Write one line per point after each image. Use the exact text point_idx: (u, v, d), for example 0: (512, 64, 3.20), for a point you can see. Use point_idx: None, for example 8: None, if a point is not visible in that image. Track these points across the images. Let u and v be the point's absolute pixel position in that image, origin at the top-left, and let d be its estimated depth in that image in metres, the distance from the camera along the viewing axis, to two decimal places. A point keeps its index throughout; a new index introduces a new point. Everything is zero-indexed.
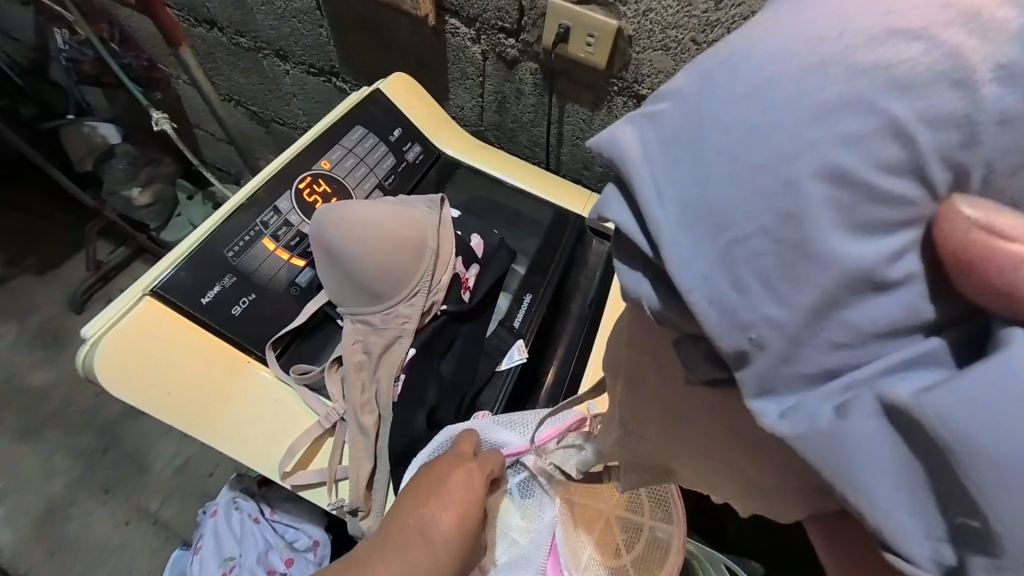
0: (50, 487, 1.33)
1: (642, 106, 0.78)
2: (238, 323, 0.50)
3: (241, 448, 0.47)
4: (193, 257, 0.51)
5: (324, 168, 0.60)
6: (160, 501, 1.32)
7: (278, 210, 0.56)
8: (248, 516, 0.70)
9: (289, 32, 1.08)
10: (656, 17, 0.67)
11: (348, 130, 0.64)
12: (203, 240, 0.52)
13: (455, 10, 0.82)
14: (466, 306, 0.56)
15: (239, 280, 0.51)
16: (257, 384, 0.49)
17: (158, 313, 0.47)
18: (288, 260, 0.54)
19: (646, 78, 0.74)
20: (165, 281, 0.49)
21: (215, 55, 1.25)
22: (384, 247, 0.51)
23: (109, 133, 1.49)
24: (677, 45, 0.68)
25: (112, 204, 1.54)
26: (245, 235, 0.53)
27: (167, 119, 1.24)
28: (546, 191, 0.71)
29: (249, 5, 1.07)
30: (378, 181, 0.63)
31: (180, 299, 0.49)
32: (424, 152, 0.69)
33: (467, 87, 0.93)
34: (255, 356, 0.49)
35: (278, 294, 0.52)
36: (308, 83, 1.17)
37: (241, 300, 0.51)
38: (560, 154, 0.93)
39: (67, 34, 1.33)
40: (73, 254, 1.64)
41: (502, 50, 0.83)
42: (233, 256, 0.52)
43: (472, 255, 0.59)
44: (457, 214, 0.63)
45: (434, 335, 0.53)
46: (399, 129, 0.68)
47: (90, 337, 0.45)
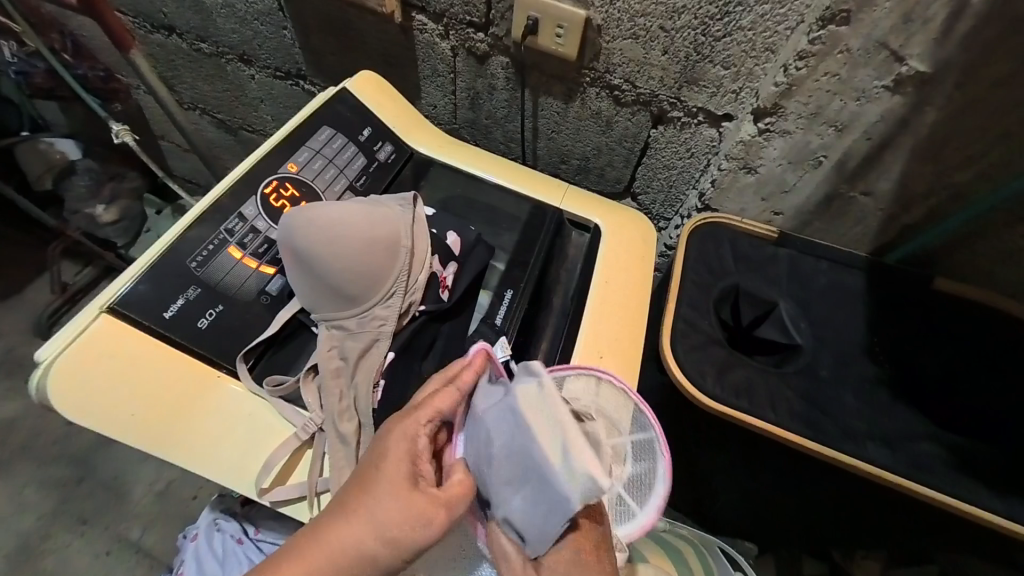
0: (21, 523, 1.26)
1: (615, 96, 0.77)
2: (206, 336, 0.47)
3: (214, 467, 0.45)
4: (153, 269, 0.48)
5: (292, 171, 0.58)
6: (141, 528, 1.27)
7: (244, 217, 0.53)
8: (231, 537, 0.67)
9: (252, 36, 1.04)
10: (623, 6, 0.66)
11: (315, 131, 0.62)
12: (164, 251, 0.49)
13: (422, 5, 0.81)
14: (445, 305, 0.54)
15: (203, 292, 0.49)
16: (229, 399, 0.47)
17: (119, 331, 0.45)
18: (257, 268, 0.51)
19: (617, 67, 0.73)
20: (125, 297, 0.46)
21: (176, 62, 1.20)
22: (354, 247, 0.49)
23: (68, 150, 1.43)
24: (646, 33, 0.67)
25: (75, 223, 1.48)
26: (209, 244, 0.51)
27: (129, 130, 1.20)
28: (522, 185, 0.70)
29: (206, 8, 1.03)
30: (349, 183, 0.61)
31: (141, 315, 0.46)
32: (396, 151, 0.68)
33: (438, 84, 0.92)
34: (227, 369, 0.47)
35: (247, 304, 0.50)
36: (275, 87, 1.14)
37: (207, 312, 0.48)
38: (536, 148, 0.92)
39: (15, 46, 1.27)
40: (36, 278, 1.57)
41: (471, 46, 0.82)
42: (197, 266, 0.50)
43: (450, 253, 0.57)
44: (432, 211, 0.61)
45: (413, 336, 0.52)
46: (369, 128, 0.66)
47: (42, 361, 0.43)
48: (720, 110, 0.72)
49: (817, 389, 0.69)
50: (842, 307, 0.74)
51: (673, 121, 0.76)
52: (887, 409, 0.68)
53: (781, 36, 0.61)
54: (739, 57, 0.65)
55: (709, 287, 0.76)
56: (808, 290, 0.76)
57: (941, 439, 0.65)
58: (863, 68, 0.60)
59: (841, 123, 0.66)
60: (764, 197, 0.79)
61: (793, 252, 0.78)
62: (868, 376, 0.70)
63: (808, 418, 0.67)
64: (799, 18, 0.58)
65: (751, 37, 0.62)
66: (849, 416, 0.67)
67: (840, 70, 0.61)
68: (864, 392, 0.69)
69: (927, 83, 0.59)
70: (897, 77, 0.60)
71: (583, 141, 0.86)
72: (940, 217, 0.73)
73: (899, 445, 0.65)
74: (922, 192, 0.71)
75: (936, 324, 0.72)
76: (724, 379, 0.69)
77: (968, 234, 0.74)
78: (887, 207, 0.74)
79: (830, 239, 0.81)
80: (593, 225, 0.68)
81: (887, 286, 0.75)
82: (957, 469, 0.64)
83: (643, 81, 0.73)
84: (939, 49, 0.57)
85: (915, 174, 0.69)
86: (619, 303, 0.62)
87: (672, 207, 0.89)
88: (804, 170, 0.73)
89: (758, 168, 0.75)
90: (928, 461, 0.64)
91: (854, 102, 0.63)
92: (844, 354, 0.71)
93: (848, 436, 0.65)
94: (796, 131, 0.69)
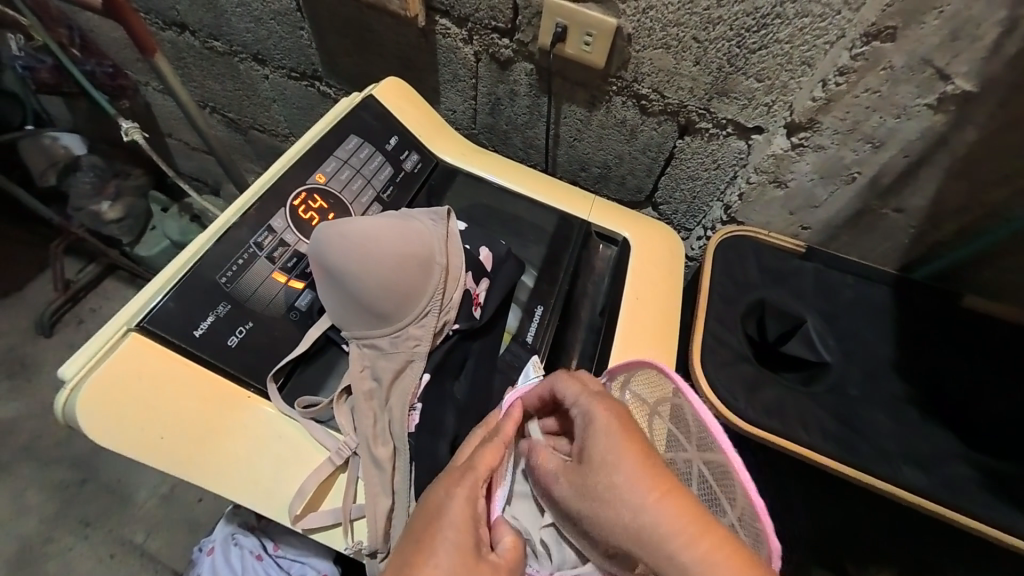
0: (24, 525, 1.24)
1: (641, 105, 0.76)
2: (236, 355, 0.46)
3: (243, 492, 0.43)
4: (181, 285, 0.47)
5: (319, 182, 0.56)
6: (145, 532, 1.25)
7: (272, 230, 0.52)
8: (249, 552, 0.66)
9: (266, 35, 1.02)
10: (656, 15, 0.64)
11: (342, 140, 0.60)
12: (190, 265, 0.48)
13: (446, 9, 0.79)
14: (477, 323, 0.53)
15: (233, 308, 0.47)
16: (260, 420, 0.45)
17: (146, 350, 0.43)
18: (286, 283, 0.50)
19: (646, 77, 0.72)
20: (152, 314, 0.45)
21: (187, 60, 1.18)
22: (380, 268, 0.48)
23: (72, 144, 1.43)
24: (678, 43, 0.66)
25: (79, 220, 1.45)
26: (238, 258, 0.49)
27: (138, 128, 1.17)
28: (549, 196, 0.68)
29: (220, 7, 1.01)
30: (377, 194, 0.60)
31: (168, 333, 0.45)
32: (422, 160, 0.66)
33: (458, 89, 0.90)
34: (256, 390, 0.46)
35: (276, 320, 0.49)
36: (289, 88, 1.12)
37: (236, 329, 0.47)
38: (556, 156, 0.91)
39: (23, 40, 1.24)
40: (39, 275, 1.54)
41: (495, 51, 0.81)
42: (226, 281, 0.48)
43: (481, 268, 0.56)
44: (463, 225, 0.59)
45: (446, 356, 0.51)
46: (395, 136, 0.65)
47: (68, 380, 0.41)
48: (750, 123, 0.70)
49: (848, 408, 0.68)
50: (871, 324, 0.73)
51: (700, 132, 0.75)
52: (919, 429, 0.67)
53: (820, 50, 0.60)
54: (773, 71, 0.63)
55: (736, 302, 0.74)
56: (837, 306, 0.75)
57: (974, 461, 0.65)
58: (905, 85, 0.60)
59: (878, 140, 0.65)
60: (792, 210, 0.78)
61: (819, 266, 0.77)
62: (899, 395, 0.69)
63: (839, 437, 0.66)
64: (840, 32, 0.58)
65: (788, 50, 0.61)
66: (880, 436, 0.66)
67: (880, 87, 0.61)
68: (895, 411, 0.68)
69: (970, 101, 0.59)
70: (940, 95, 0.59)
71: (606, 150, 0.85)
72: (973, 234, 0.72)
73: (932, 466, 0.65)
74: (957, 209, 0.70)
75: (968, 342, 0.71)
76: (755, 397, 0.68)
77: (1001, 252, 0.73)
78: (919, 223, 0.73)
79: (856, 254, 0.80)
80: (621, 239, 0.67)
81: (917, 303, 0.74)
82: (992, 492, 0.63)
83: (672, 92, 0.71)
84: (984, 68, 0.56)
85: (950, 192, 0.68)
86: (651, 320, 0.61)
87: (695, 218, 0.87)
88: (835, 185, 0.72)
89: (787, 182, 0.74)
90: (962, 484, 0.63)
91: (893, 119, 0.63)
92: (874, 372, 0.71)
93: (880, 457, 0.65)
94: (830, 145, 0.68)
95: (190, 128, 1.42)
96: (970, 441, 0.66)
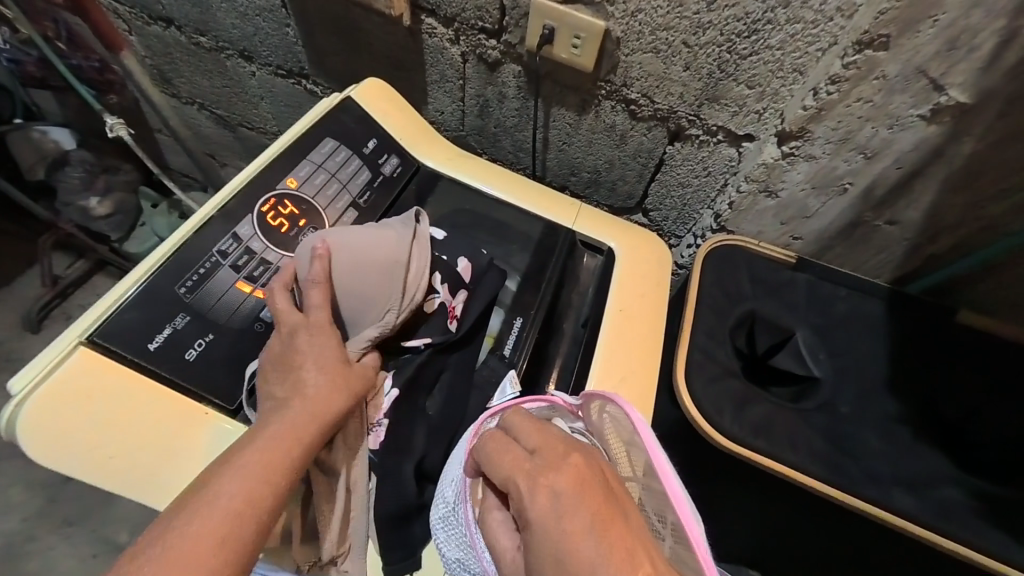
0: (5, 524, 1.23)
1: (631, 110, 0.74)
2: (196, 369, 0.44)
3: None
4: (141, 296, 0.45)
5: (291, 187, 0.54)
6: (129, 532, 1.24)
7: (239, 237, 0.50)
8: None
9: (253, 32, 1.00)
10: (645, 18, 0.62)
11: (318, 143, 0.58)
12: (150, 275, 0.46)
13: (432, 8, 0.77)
14: (453, 336, 0.52)
15: (192, 319, 0.45)
16: (217, 439, 0.43)
17: (98, 366, 0.42)
18: (251, 293, 0.48)
19: (635, 81, 0.70)
20: (106, 327, 0.43)
21: (174, 56, 1.16)
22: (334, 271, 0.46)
23: (61, 140, 1.40)
24: (668, 47, 0.64)
25: (66, 216, 1.44)
26: (200, 267, 0.47)
27: (123, 124, 1.15)
28: (531, 202, 0.66)
29: (206, 3, 0.99)
30: (352, 199, 0.57)
31: (124, 347, 0.43)
32: (402, 164, 0.64)
33: (446, 90, 0.88)
34: (215, 406, 0.44)
35: (238, 332, 0.46)
36: (277, 85, 1.10)
37: (197, 341, 0.45)
38: (546, 160, 0.89)
39: (8, 32, 1.21)
40: (26, 270, 1.53)
41: (483, 52, 0.79)
42: (186, 291, 0.46)
43: (459, 279, 0.54)
44: (444, 234, 0.58)
45: (419, 371, 0.49)
46: (374, 140, 0.63)
47: (16, 394, 0.39)
48: (741, 130, 0.68)
49: (837, 426, 0.66)
50: (863, 339, 0.72)
51: (691, 138, 0.73)
52: (909, 449, 0.65)
53: (812, 57, 0.58)
54: (765, 78, 0.61)
55: (725, 313, 0.73)
56: (828, 319, 0.73)
57: (965, 483, 0.63)
58: (900, 95, 0.58)
59: (871, 151, 0.63)
60: (784, 220, 0.76)
61: (812, 278, 0.75)
62: (890, 413, 0.67)
63: (826, 456, 0.64)
64: (832, 39, 0.56)
65: (780, 57, 0.59)
66: (868, 454, 0.65)
67: (874, 96, 0.59)
68: (885, 430, 0.66)
69: (966, 113, 0.57)
70: (935, 106, 0.57)
71: (595, 155, 0.83)
72: (969, 249, 0.71)
73: (922, 489, 0.63)
74: (952, 223, 0.68)
75: (962, 359, 0.69)
76: (742, 414, 0.66)
77: (998, 267, 0.71)
78: (914, 237, 0.71)
79: (850, 266, 0.79)
80: (607, 248, 0.65)
81: (911, 318, 0.72)
82: (982, 515, 0.62)
83: (662, 97, 0.69)
84: (982, 79, 0.54)
85: (946, 205, 0.67)
86: (635, 334, 0.59)
87: (686, 225, 0.86)
88: (828, 196, 0.70)
89: (779, 192, 0.72)
90: (953, 508, 0.62)
91: (887, 130, 0.61)
92: (864, 388, 0.69)
93: (868, 478, 0.63)
94: (822, 155, 0.66)
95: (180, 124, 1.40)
96: (962, 463, 0.64)
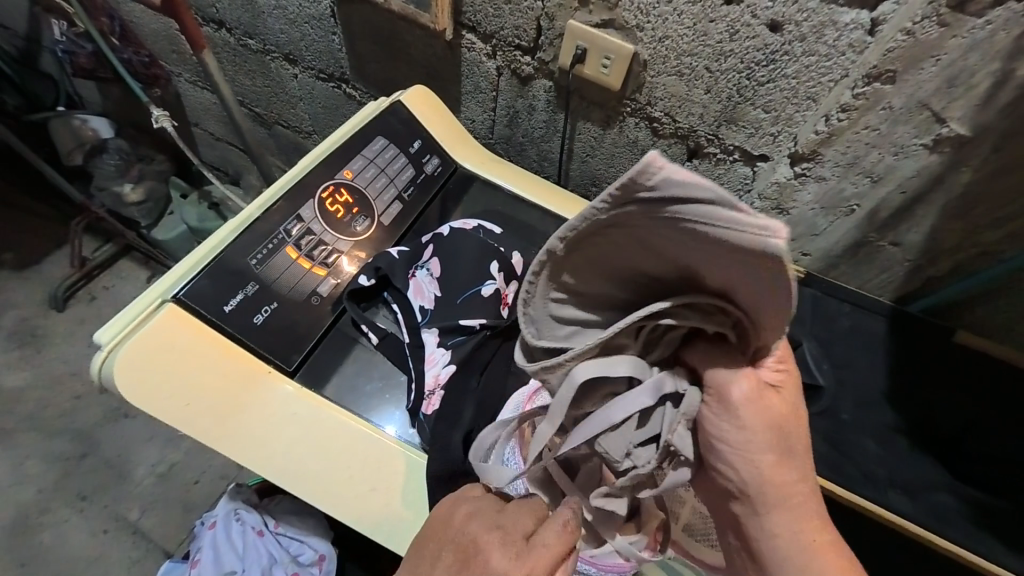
0: (22, 494, 1.27)
1: (653, 127, 0.79)
2: (260, 332, 0.49)
3: (249, 460, 0.45)
4: (214, 265, 0.50)
5: (346, 177, 0.60)
6: (140, 510, 1.27)
7: (301, 219, 0.56)
8: (250, 529, 0.67)
9: (299, 37, 1.07)
10: (671, 44, 0.68)
11: (369, 140, 0.64)
12: (222, 247, 0.51)
13: (473, 25, 0.83)
14: (505, 322, 0.53)
15: (260, 289, 0.51)
16: (278, 395, 0.47)
17: (179, 320, 0.46)
18: (310, 270, 0.54)
19: (659, 100, 0.75)
20: (186, 288, 0.48)
21: (220, 55, 1.24)
22: (624, 290, 0.35)
23: (101, 128, 1.46)
24: (691, 72, 0.69)
25: (101, 200, 1.50)
26: (268, 243, 0.53)
27: (168, 116, 1.21)
28: (556, 204, 0.71)
29: (258, 8, 1.06)
30: (398, 193, 0.63)
31: (202, 307, 0.48)
32: (442, 165, 0.70)
33: (479, 100, 0.94)
34: (276, 366, 0.49)
35: (299, 303, 0.52)
36: (317, 88, 1.17)
37: (261, 309, 0.50)
38: (569, 170, 0.94)
39: (65, 26, 1.29)
40: (56, 250, 1.59)
41: (517, 67, 0.85)
42: (256, 263, 0.52)
43: (513, 271, 0.57)
44: (499, 229, 0.61)
45: (472, 350, 0.51)
46: (418, 141, 0.68)
47: (105, 343, 0.44)
48: (756, 150, 0.73)
49: (838, 432, 0.70)
50: (865, 352, 0.76)
51: (708, 156, 0.78)
52: (907, 457, 0.69)
53: (824, 87, 0.63)
54: (780, 103, 0.67)
55: None
56: (833, 333, 0.77)
57: (958, 490, 0.67)
58: (904, 125, 0.63)
59: (876, 175, 0.68)
60: (793, 237, 0.81)
61: (818, 293, 0.80)
62: (890, 423, 0.71)
63: (829, 459, 0.68)
64: (844, 72, 0.61)
65: (795, 85, 0.64)
66: (868, 460, 0.68)
67: (880, 125, 0.64)
68: (884, 438, 0.70)
69: (965, 145, 0.62)
70: (936, 136, 0.62)
71: (617, 168, 0.88)
72: (967, 272, 0.75)
73: (919, 493, 0.67)
74: (951, 247, 0.73)
75: (959, 377, 0.73)
76: None
77: (995, 291, 0.76)
78: (915, 258, 0.76)
79: (854, 284, 0.83)
80: None
81: (910, 334, 0.76)
82: (976, 523, 0.65)
83: (683, 116, 0.75)
84: (979, 115, 0.59)
85: (945, 230, 0.71)
86: None
87: None
88: (835, 217, 0.75)
89: (790, 210, 0.78)
90: (949, 514, 0.65)
91: (891, 156, 0.66)
92: (866, 399, 0.73)
93: (868, 480, 0.67)
94: (831, 177, 0.71)
95: (217, 119, 1.46)
96: (957, 473, 0.68)
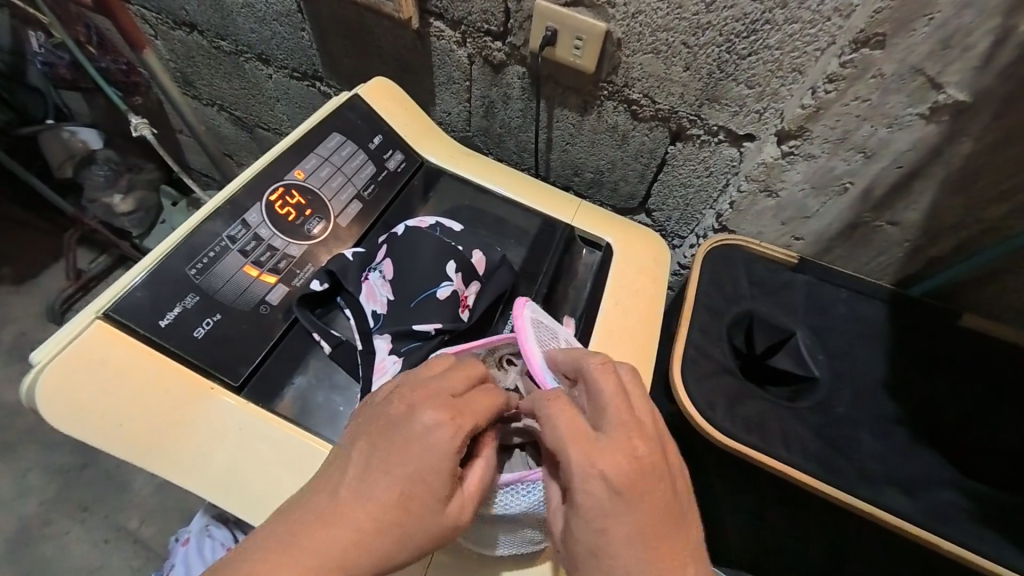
0: (24, 506, 1.27)
1: (633, 110, 0.75)
2: (200, 346, 0.46)
3: (191, 481, 0.43)
4: (153, 275, 0.48)
5: (298, 178, 0.57)
6: (140, 519, 1.27)
7: (247, 224, 0.53)
8: (221, 545, 0.66)
9: (270, 36, 1.04)
10: (645, 19, 0.64)
11: (324, 138, 0.61)
12: (163, 258, 0.49)
13: (440, 12, 0.79)
14: (464, 325, 0.50)
15: (201, 300, 0.48)
16: (218, 411, 0.45)
17: (110, 337, 0.44)
18: (258, 277, 0.51)
19: (637, 82, 0.71)
20: (120, 302, 0.45)
21: (196, 59, 1.21)
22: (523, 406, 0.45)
23: (89, 138, 1.45)
24: (667, 48, 0.65)
25: (92, 211, 1.49)
26: (210, 251, 0.50)
27: (147, 123, 1.17)
28: (529, 198, 0.67)
29: (226, 8, 1.03)
30: (357, 191, 0.60)
31: (135, 322, 0.45)
32: (406, 160, 0.66)
33: (453, 91, 0.91)
34: (220, 381, 0.46)
35: (246, 314, 0.49)
36: (292, 87, 1.14)
37: (204, 321, 0.47)
38: (548, 161, 0.90)
39: (43, 37, 1.28)
40: (52, 263, 1.59)
41: (488, 54, 0.81)
42: (195, 273, 0.49)
43: (473, 271, 0.53)
44: (460, 227, 0.57)
45: (430, 356, 0.49)
46: (379, 136, 0.65)
47: (35, 364, 0.42)
48: (742, 130, 0.69)
49: (835, 427, 0.66)
50: (865, 341, 0.71)
51: (692, 138, 0.74)
52: (909, 453, 0.64)
53: (810, 57, 0.58)
54: (764, 77, 0.62)
55: (722, 313, 0.73)
56: (830, 321, 0.72)
57: (964, 486, 0.62)
58: (896, 94, 0.58)
59: (869, 150, 0.64)
60: (784, 220, 0.77)
61: (813, 280, 0.75)
62: (889, 416, 0.66)
63: (825, 457, 0.64)
64: (830, 39, 0.56)
65: (778, 56, 0.59)
66: (866, 456, 0.64)
67: (871, 95, 0.59)
68: (883, 432, 0.66)
69: (964, 112, 0.57)
70: (933, 104, 0.57)
71: (598, 155, 0.84)
72: (972, 250, 0.70)
73: (920, 491, 0.62)
74: (953, 224, 0.68)
75: (964, 363, 0.68)
76: (737, 411, 0.66)
77: (1001, 270, 0.71)
78: (915, 238, 0.71)
79: (850, 268, 0.78)
80: (604, 244, 0.65)
81: (914, 320, 0.71)
82: (983, 522, 0.60)
83: (663, 97, 0.70)
84: (978, 78, 0.54)
85: (946, 206, 0.66)
86: (628, 324, 0.59)
87: (688, 225, 0.86)
88: (827, 197, 0.71)
89: (779, 191, 0.73)
90: (946, 510, 0.61)
91: (885, 129, 0.61)
92: (864, 391, 0.68)
93: (865, 478, 0.63)
94: (821, 155, 0.67)
95: None
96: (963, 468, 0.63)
